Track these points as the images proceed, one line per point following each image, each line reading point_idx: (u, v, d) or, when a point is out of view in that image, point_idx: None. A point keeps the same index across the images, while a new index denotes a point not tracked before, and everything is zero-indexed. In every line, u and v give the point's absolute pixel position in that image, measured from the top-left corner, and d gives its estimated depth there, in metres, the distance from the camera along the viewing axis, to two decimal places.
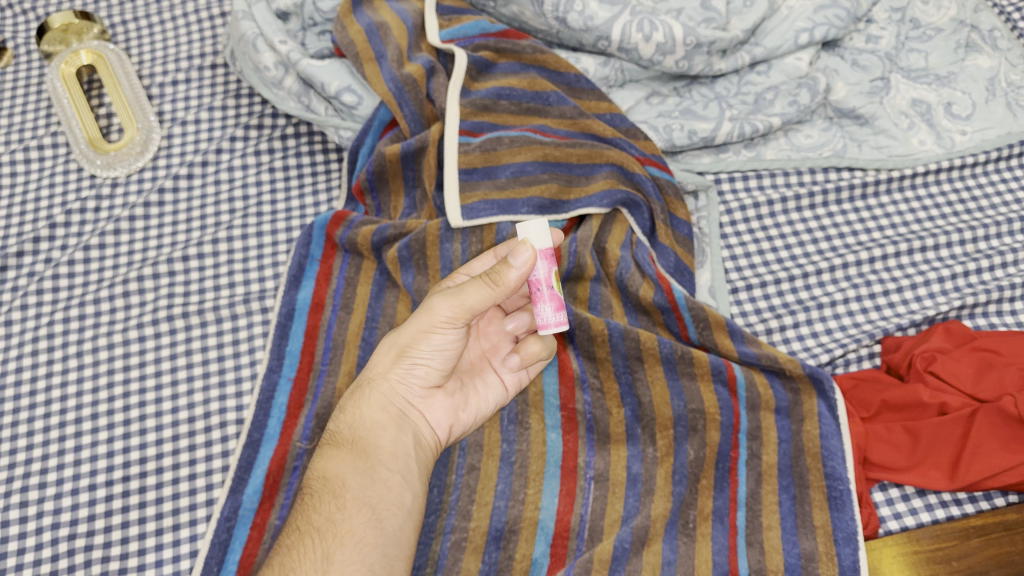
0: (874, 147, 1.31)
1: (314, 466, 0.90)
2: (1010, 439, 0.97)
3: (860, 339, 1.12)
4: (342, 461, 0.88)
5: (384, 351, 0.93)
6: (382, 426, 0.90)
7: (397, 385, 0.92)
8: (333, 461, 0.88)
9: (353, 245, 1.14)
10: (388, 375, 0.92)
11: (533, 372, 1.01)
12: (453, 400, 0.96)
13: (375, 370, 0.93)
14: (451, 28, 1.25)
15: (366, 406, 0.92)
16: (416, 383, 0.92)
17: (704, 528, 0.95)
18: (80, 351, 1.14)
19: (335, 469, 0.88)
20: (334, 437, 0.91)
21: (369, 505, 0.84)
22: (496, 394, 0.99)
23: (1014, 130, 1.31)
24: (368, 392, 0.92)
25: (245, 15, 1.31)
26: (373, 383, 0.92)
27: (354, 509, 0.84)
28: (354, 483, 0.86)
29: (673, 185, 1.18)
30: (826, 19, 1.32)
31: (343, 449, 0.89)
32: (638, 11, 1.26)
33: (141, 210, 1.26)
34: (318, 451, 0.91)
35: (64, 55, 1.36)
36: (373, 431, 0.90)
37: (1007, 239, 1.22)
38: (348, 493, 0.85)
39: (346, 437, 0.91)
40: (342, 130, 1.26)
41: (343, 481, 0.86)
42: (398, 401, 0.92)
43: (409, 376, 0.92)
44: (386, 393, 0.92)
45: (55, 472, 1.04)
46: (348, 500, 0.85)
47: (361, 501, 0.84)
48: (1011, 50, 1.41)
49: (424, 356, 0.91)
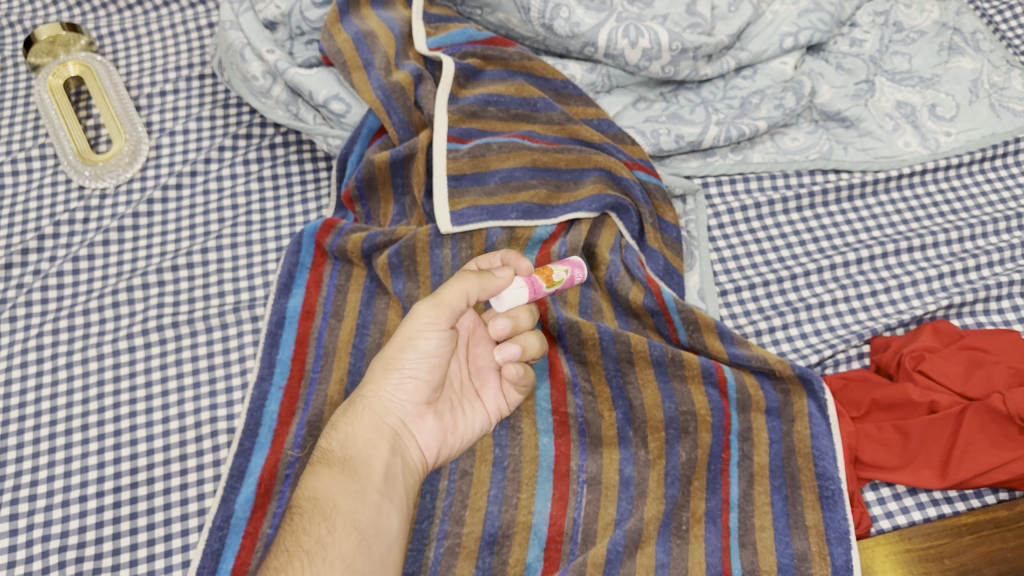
0: (860, 149, 1.32)
1: (304, 485, 0.88)
2: (999, 437, 0.98)
3: (849, 340, 1.12)
4: (332, 480, 0.87)
5: (375, 367, 0.93)
6: (373, 445, 0.89)
7: (388, 402, 0.91)
8: (324, 481, 0.87)
9: (343, 253, 1.14)
10: (379, 392, 0.91)
11: (515, 398, 0.99)
12: (441, 422, 0.94)
13: (366, 388, 0.92)
14: (438, 35, 1.26)
15: (358, 424, 0.91)
16: (406, 400, 0.91)
17: (697, 530, 0.95)
18: (70, 361, 1.13)
19: (325, 489, 0.86)
20: (325, 456, 0.90)
21: (358, 528, 0.83)
22: (481, 419, 0.98)
23: (998, 130, 1.33)
24: (360, 409, 0.91)
25: (233, 24, 1.31)
26: (365, 401, 0.91)
27: (344, 532, 0.82)
28: (345, 505, 0.84)
29: (661, 189, 1.19)
30: (811, 23, 1.34)
31: (334, 469, 0.88)
32: (624, 18, 1.27)
33: (130, 220, 1.26)
34: (309, 470, 0.89)
35: (51, 67, 1.36)
36: (365, 451, 0.89)
37: (993, 238, 1.24)
38: (339, 514, 0.84)
39: (337, 456, 0.89)
40: (331, 139, 1.27)
41: (334, 501, 0.85)
42: (389, 419, 0.91)
43: (399, 392, 0.91)
44: (376, 410, 0.91)
45: (45, 484, 1.03)
46: (338, 522, 0.83)
47: (351, 524, 0.83)
48: (993, 53, 1.43)
49: (413, 369, 0.91)
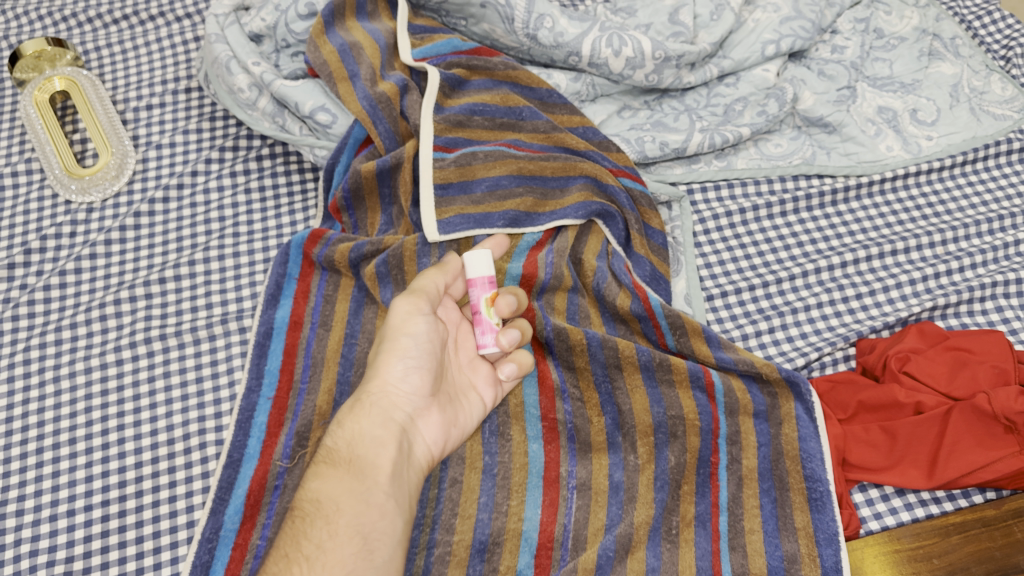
0: (843, 154, 1.33)
1: (308, 487, 0.86)
2: (985, 436, 0.98)
3: (835, 343, 1.13)
4: (335, 481, 0.85)
5: (378, 361, 0.93)
6: (379, 442, 0.87)
7: (395, 397, 0.91)
8: (329, 483, 0.85)
9: (330, 263, 1.14)
10: (386, 385, 0.91)
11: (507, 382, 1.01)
12: (444, 416, 0.94)
13: (371, 383, 0.91)
14: (424, 46, 1.27)
15: (365, 421, 0.89)
16: (415, 395, 0.91)
17: (687, 534, 0.96)
18: (57, 375, 1.13)
19: (329, 492, 0.84)
20: (330, 455, 0.88)
21: (361, 532, 0.81)
22: (480, 409, 0.99)
23: (978, 134, 1.35)
24: (367, 405, 0.90)
25: (218, 37, 1.32)
26: (371, 396, 0.90)
27: (346, 536, 0.80)
28: (348, 507, 0.82)
29: (646, 196, 1.20)
30: (792, 31, 1.36)
31: (339, 469, 0.86)
32: (607, 28, 1.29)
33: (117, 234, 1.26)
34: (313, 471, 0.87)
35: (37, 82, 1.36)
36: (370, 449, 0.87)
37: (975, 240, 1.25)
38: (341, 517, 0.82)
39: (343, 455, 0.87)
40: (318, 149, 1.28)
41: (337, 504, 0.83)
42: (396, 413, 0.90)
43: (406, 384, 0.91)
44: (383, 405, 0.90)
45: (33, 498, 1.03)
46: (341, 525, 0.81)
47: (354, 528, 0.81)
48: (972, 57, 1.45)
49: (418, 360, 0.92)
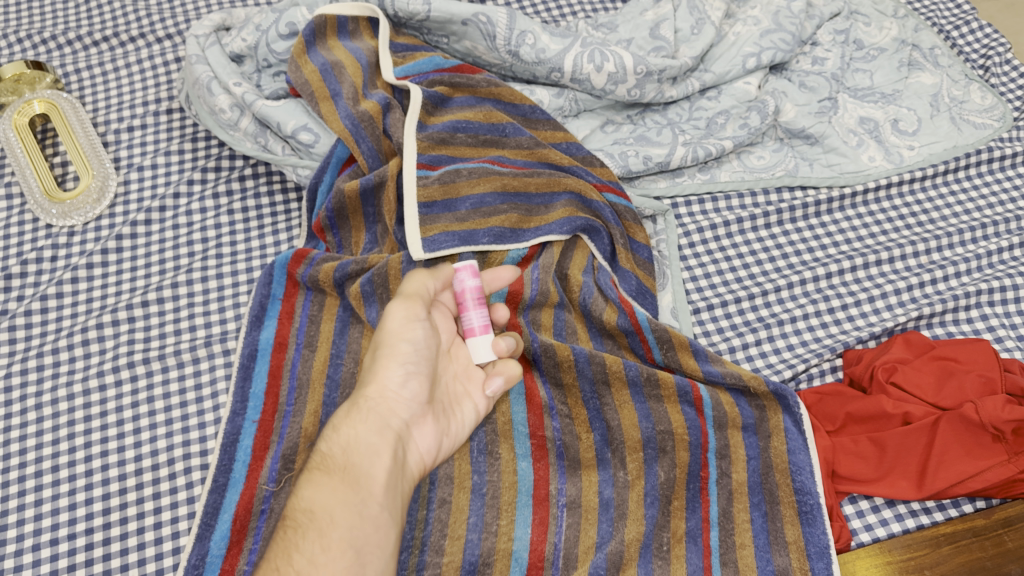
0: (825, 165, 1.34)
1: (301, 496, 0.82)
2: (973, 446, 0.98)
3: (822, 354, 1.13)
4: (330, 491, 0.80)
5: (373, 365, 0.89)
6: (375, 451, 0.83)
7: (392, 403, 0.87)
8: (322, 492, 0.81)
9: (315, 282, 1.13)
10: (384, 391, 0.87)
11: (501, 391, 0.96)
12: (438, 425, 0.91)
13: (370, 386, 0.88)
14: (406, 64, 1.27)
15: (361, 426, 0.85)
16: (411, 402, 0.87)
17: (678, 550, 0.95)
18: (39, 403, 1.11)
19: (322, 502, 0.80)
20: (325, 461, 0.84)
21: (355, 546, 0.77)
22: (472, 421, 0.95)
23: (959, 143, 1.37)
24: (365, 410, 0.86)
25: (199, 58, 1.32)
26: (370, 402, 0.87)
27: (340, 550, 0.76)
28: (342, 518, 0.78)
29: (631, 210, 1.20)
30: (772, 43, 1.37)
31: (334, 477, 0.81)
32: (589, 43, 1.29)
33: (99, 257, 1.25)
34: (306, 478, 0.83)
35: (16, 105, 1.34)
36: (365, 457, 0.82)
37: (959, 249, 1.26)
38: (335, 530, 0.77)
39: (338, 463, 0.83)
40: (301, 169, 1.26)
41: (331, 515, 0.78)
42: (394, 423, 0.86)
43: (403, 391, 0.87)
44: (382, 412, 0.86)
45: (15, 528, 1.01)
46: (334, 539, 0.77)
47: (348, 542, 0.77)
48: (951, 67, 1.46)
49: (413, 364, 0.88)
